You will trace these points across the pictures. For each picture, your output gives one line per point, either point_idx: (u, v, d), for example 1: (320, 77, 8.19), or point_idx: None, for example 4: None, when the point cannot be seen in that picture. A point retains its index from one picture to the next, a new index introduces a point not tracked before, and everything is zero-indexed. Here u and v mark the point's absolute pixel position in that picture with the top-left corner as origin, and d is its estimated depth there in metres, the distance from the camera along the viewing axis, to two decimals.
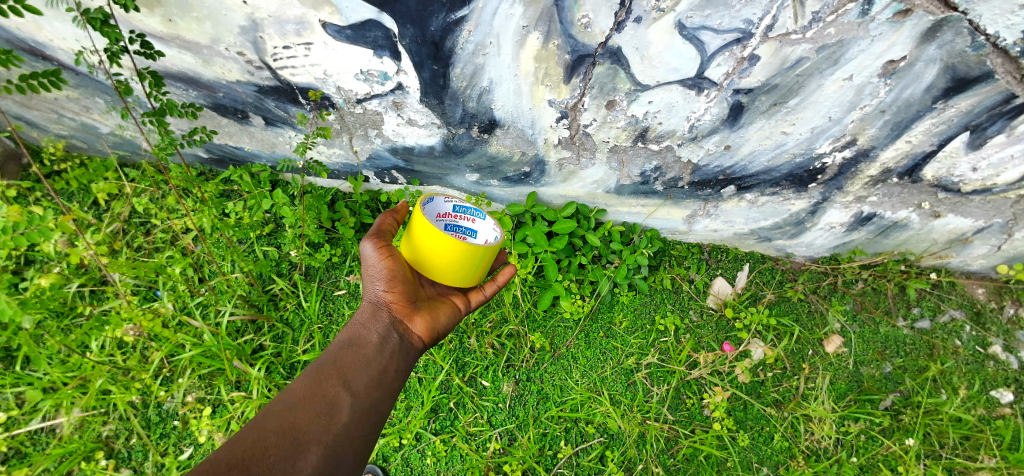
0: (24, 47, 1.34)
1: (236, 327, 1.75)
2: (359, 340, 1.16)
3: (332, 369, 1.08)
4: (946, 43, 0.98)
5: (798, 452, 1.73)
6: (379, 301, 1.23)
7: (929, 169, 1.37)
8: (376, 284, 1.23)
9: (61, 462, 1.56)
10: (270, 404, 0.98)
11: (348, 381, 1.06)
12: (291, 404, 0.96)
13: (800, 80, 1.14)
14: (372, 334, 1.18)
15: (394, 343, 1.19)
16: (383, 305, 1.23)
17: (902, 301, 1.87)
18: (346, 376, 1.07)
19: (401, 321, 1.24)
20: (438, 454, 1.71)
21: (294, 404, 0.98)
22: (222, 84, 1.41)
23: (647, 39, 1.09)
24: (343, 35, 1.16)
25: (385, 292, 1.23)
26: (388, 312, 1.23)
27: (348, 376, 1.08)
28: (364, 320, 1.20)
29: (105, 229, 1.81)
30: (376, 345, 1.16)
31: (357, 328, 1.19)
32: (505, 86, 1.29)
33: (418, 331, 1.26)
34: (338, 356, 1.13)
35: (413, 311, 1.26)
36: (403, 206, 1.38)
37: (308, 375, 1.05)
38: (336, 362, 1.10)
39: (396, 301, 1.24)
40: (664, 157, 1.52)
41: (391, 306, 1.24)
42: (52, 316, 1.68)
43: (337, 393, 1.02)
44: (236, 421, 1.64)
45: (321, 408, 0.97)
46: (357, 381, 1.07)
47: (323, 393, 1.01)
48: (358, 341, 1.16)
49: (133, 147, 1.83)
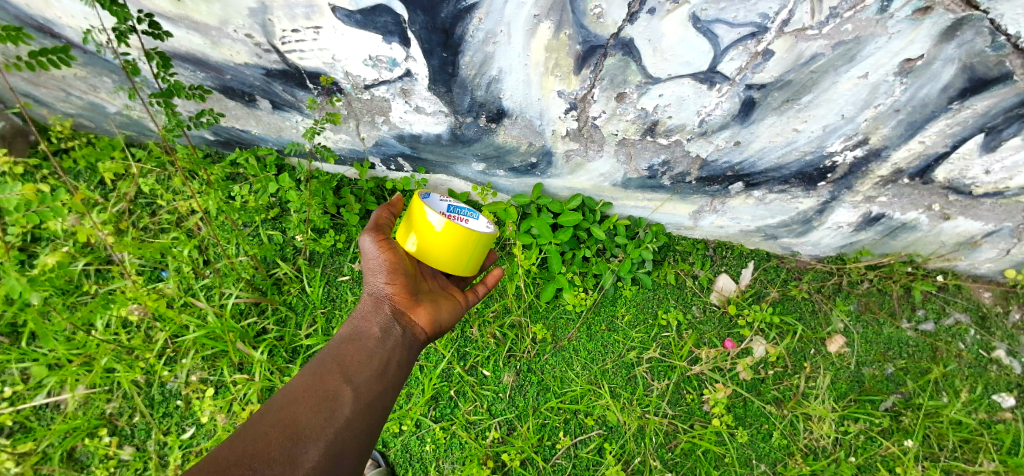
0: (33, 24, 1.33)
1: (240, 309, 1.76)
2: (359, 334, 1.17)
3: (334, 363, 1.08)
4: (965, 43, 0.97)
5: (796, 450, 1.73)
6: (380, 294, 1.24)
7: (941, 170, 1.35)
8: (378, 278, 1.25)
9: (66, 438, 1.58)
10: (271, 400, 0.98)
11: (349, 375, 1.06)
12: (291, 399, 0.96)
13: (815, 76, 1.12)
14: (372, 327, 1.18)
15: (395, 336, 1.19)
16: (384, 298, 1.23)
17: (907, 303, 1.86)
18: (347, 370, 1.08)
19: (403, 312, 1.25)
20: (437, 441, 1.72)
21: (296, 398, 0.98)
22: (230, 66, 1.40)
23: (660, 31, 1.07)
24: (353, 19, 1.15)
25: (386, 284, 1.25)
26: (390, 304, 1.24)
27: (349, 370, 1.08)
28: (365, 313, 1.21)
29: (111, 209, 1.82)
30: (377, 337, 1.17)
31: (358, 323, 1.20)
32: (515, 75, 1.28)
33: (420, 323, 1.26)
34: (339, 350, 1.13)
35: (414, 303, 1.27)
36: (397, 198, 1.39)
37: (309, 369, 1.06)
38: (337, 356, 1.11)
39: (397, 293, 1.25)
40: (673, 151, 1.50)
41: (392, 299, 1.24)
42: (58, 294, 1.69)
43: (338, 387, 1.02)
44: (238, 402, 1.65)
45: (322, 402, 0.98)
46: (359, 374, 1.07)
47: (324, 387, 1.01)
48: (359, 334, 1.17)
49: (140, 128, 1.83)
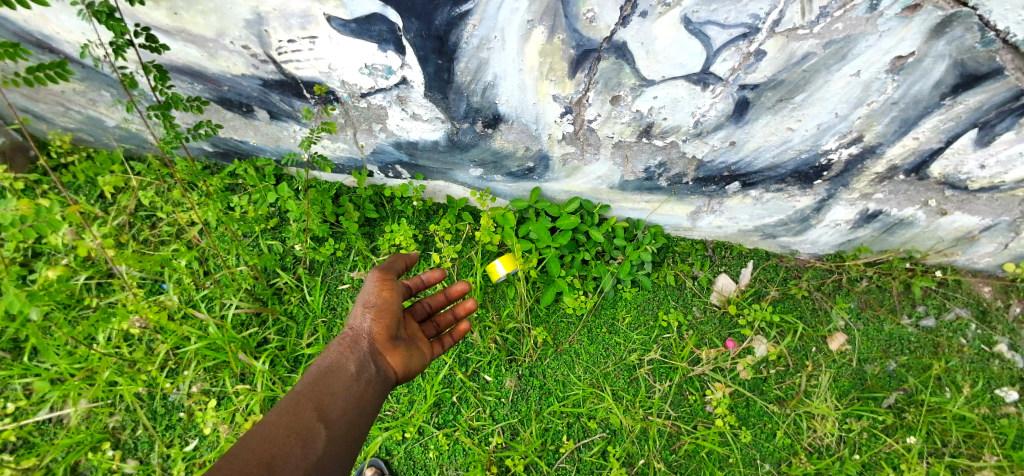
0: (31, 40, 1.35)
1: (241, 320, 1.75)
2: (334, 367, 1.16)
3: (310, 397, 1.07)
4: (955, 39, 0.98)
5: (800, 449, 1.72)
6: (362, 332, 1.24)
7: (936, 166, 1.36)
8: (364, 316, 1.25)
9: (69, 452, 1.57)
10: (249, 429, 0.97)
11: (326, 411, 1.06)
12: (265, 434, 0.96)
13: (807, 76, 1.13)
14: (349, 364, 1.18)
15: (370, 377, 1.19)
16: (365, 336, 1.24)
17: (907, 299, 1.87)
18: (324, 404, 1.07)
19: (380, 353, 1.25)
20: (440, 448, 1.71)
21: (271, 433, 0.97)
22: (227, 78, 1.41)
23: (652, 34, 1.08)
24: (348, 28, 1.16)
25: (371, 323, 1.25)
26: (370, 343, 1.24)
27: (326, 405, 1.07)
28: (343, 348, 1.21)
29: (112, 223, 1.83)
30: (353, 374, 1.16)
31: (335, 356, 1.19)
32: (510, 80, 1.29)
33: (393, 366, 1.27)
34: (316, 381, 1.12)
35: (391, 347, 1.28)
36: (411, 254, 1.44)
37: (287, 400, 1.05)
38: (314, 388, 1.10)
39: (379, 334, 1.26)
40: (669, 153, 1.51)
41: (372, 338, 1.24)
42: (60, 308, 1.70)
43: (314, 423, 1.02)
44: (240, 413, 1.64)
45: (298, 439, 0.97)
46: (334, 412, 1.07)
47: (301, 423, 1.00)
48: (337, 368, 1.16)
49: (139, 141, 1.84)
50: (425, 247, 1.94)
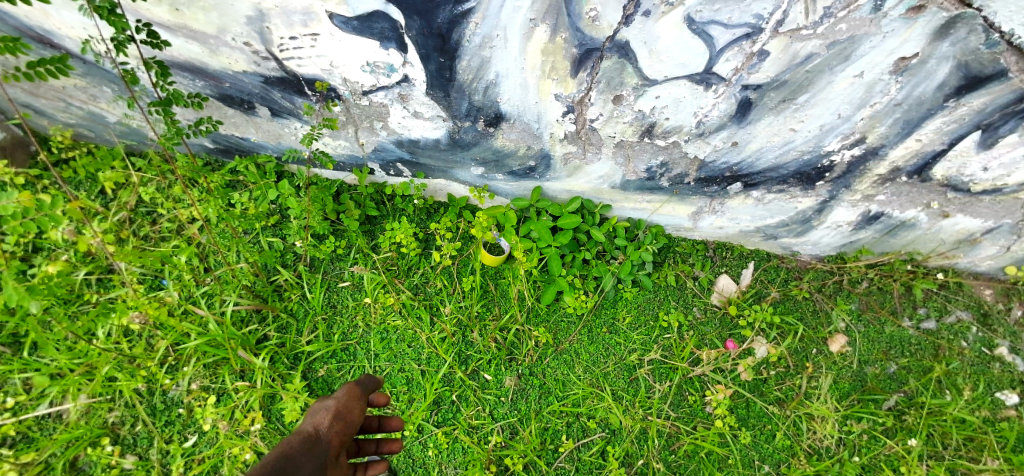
0: (32, 35, 1.34)
1: (241, 317, 1.74)
2: (295, 458, 0.81)
3: None
4: (960, 40, 0.97)
5: (800, 450, 1.71)
6: (316, 437, 0.89)
7: (939, 168, 1.36)
8: (325, 419, 0.94)
9: (68, 447, 1.55)
10: None
11: None
12: None
13: (810, 76, 1.12)
14: (309, 464, 0.82)
15: None
16: (322, 442, 0.89)
17: (908, 301, 1.88)
18: None
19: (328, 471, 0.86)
20: (440, 446, 1.67)
21: None
22: (229, 74, 1.41)
23: (655, 33, 1.08)
24: (350, 26, 1.16)
25: (331, 429, 0.93)
26: (321, 455, 0.86)
27: None
28: (295, 447, 0.84)
29: (112, 218, 1.82)
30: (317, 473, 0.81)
31: (285, 450, 0.82)
32: (512, 79, 1.29)
33: None
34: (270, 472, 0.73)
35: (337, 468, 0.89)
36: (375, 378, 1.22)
37: None
38: None
39: (335, 446, 0.91)
40: (671, 153, 1.51)
41: (325, 448, 0.88)
42: (60, 303, 1.69)
43: None
44: (240, 410, 1.63)
45: None
46: None
47: None
48: (295, 461, 0.80)
49: (140, 136, 1.84)
50: (425, 245, 1.94)
